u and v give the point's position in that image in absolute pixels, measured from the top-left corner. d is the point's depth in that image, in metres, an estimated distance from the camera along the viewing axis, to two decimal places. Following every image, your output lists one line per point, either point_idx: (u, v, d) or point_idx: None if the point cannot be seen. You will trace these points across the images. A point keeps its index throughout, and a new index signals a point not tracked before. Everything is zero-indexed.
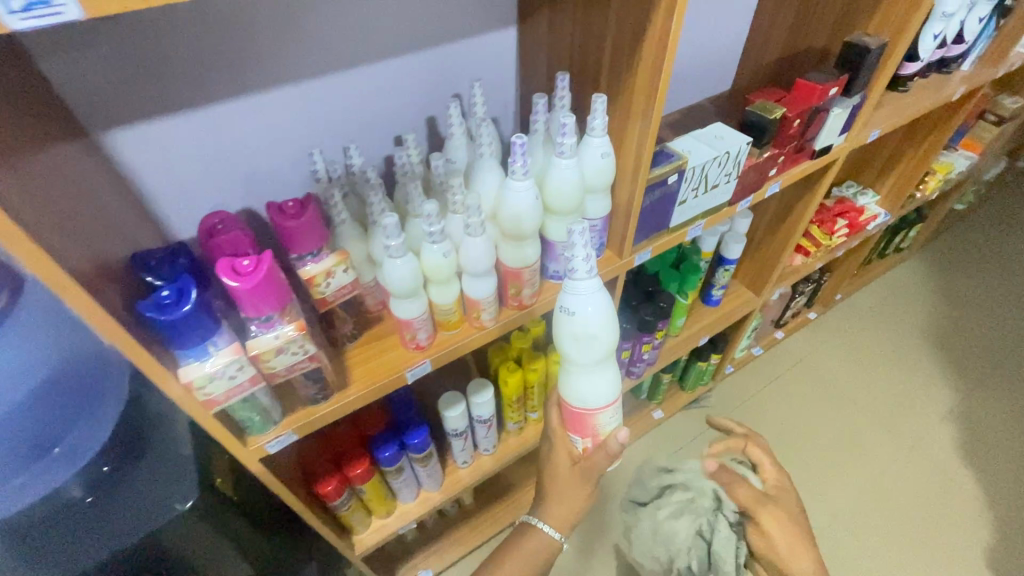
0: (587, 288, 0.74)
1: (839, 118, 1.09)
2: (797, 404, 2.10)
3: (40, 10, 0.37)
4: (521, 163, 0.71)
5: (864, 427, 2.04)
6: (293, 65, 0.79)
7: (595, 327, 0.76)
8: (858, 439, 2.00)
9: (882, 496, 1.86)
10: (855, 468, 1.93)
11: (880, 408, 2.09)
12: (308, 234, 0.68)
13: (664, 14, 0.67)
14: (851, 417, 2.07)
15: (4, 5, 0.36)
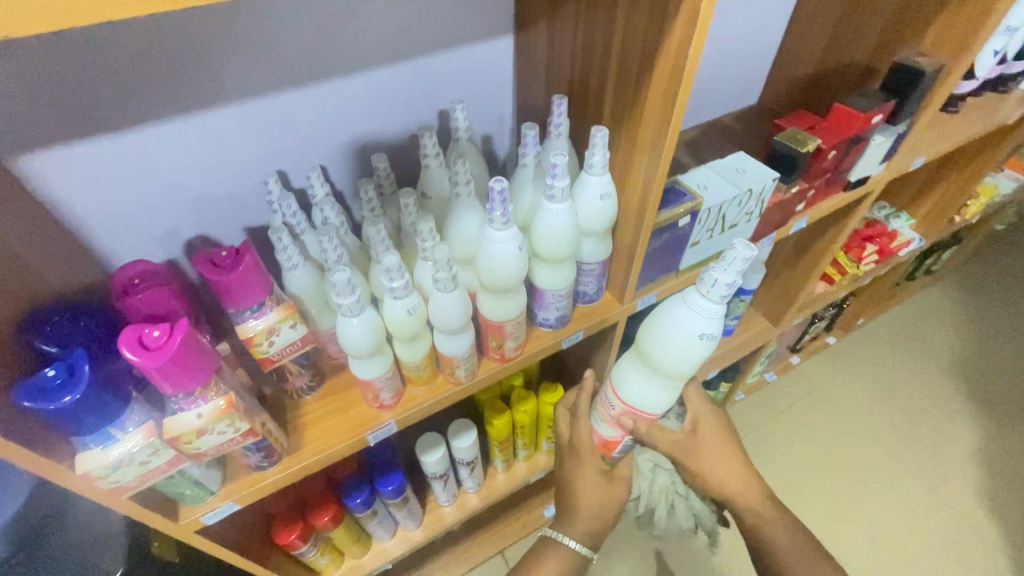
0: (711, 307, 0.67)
1: (880, 148, 0.96)
2: (812, 435, 1.96)
3: None
4: (501, 211, 0.59)
5: (884, 464, 1.90)
6: (246, 81, 0.68)
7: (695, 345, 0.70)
8: (878, 477, 1.87)
9: (900, 541, 1.73)
10: (872, 508, 1.80)
11: (903, 444, 1.95)
12: (244, 289, 0.58)
13: (678, 40, 0.55)
14: (872, 454, 1.92)
15: None
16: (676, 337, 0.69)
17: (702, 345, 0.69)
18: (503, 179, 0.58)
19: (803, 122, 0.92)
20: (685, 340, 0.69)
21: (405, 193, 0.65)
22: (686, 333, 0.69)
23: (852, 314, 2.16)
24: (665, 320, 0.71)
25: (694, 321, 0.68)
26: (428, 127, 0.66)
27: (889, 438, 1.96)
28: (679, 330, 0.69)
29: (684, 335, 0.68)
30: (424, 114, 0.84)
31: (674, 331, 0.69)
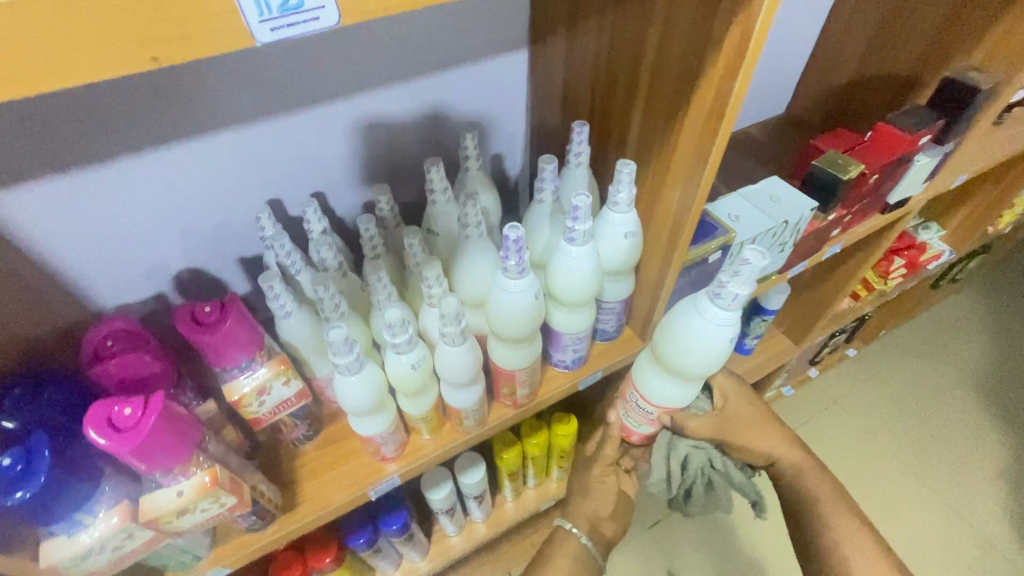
0: (719, 319, 0.60)
1: (925, 169, 0.87)
2: (838, 450, 1.77)
3: (295, 16, 0.27)
4: (516, 260, 0.53)
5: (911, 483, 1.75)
6: (238, 109, 0.62)
7: (698, 359, 0.63)
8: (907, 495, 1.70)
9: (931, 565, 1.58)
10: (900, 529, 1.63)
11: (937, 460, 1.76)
12: (231, 348, 0.52)
13: (723, 72, 0.48)
14: (901, 470, 1.74)
15: (257, 10, 0.26)
16: (692, 352, 0.63)
17: (706, 358, 0.62)
18: (520, 226, 0.51)
19: (842, 143, 0.85)
20: (704, 353, 0.62)
21: (410, 234, 0.59)
22: (704, 345, 0.62)
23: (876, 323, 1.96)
24: (676, 331, 0.63)
25: (708, 333, 0.61)
26: (436, 161, 0.60)
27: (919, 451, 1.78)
28: (696, 344, 0.62)
29: (703, 348, 0.62)
30: (431, 137, 0.77)
31: (687, 343, 0.62)
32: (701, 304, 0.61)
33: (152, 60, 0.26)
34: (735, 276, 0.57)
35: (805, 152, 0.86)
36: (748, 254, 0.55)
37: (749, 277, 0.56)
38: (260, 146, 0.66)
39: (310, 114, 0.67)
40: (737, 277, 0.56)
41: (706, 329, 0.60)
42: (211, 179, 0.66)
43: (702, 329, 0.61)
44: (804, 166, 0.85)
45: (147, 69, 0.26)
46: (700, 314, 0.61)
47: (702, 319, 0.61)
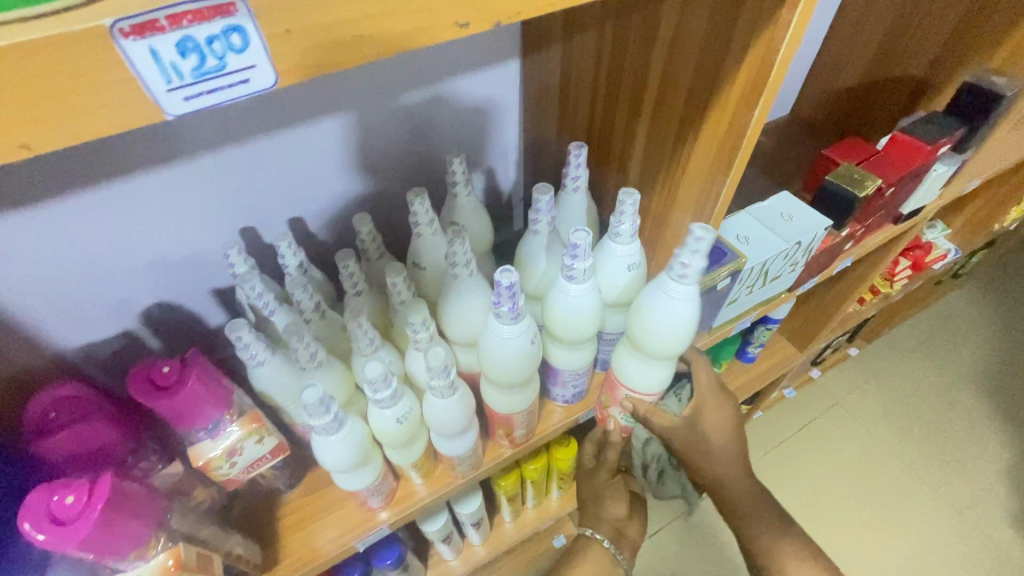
0: (677, 294, 0.53)
1: (940, 179, 0.82)
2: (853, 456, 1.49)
3: (215, 78, 0.21)
4: (510, 305, 0.48)
5: (954, 522, 1.38)
6: (207, 136, 0.56)
7: (654, 338, 0.56)
8: (929, 518, 1.38)
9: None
10: (917, 558, 1.33)
11: (973, 480, 1.44)
12: (196, 410, 0.47)
13: (740, 97, 0.43)
14: (920, 487, 1.43)
15: (163, 77, 0.20)
16: (666, 338, 0.55)
17: (660, 335, 0.55)
18: (513, 269, 0.47)
19: (854, 155, 0.80)
20: (677, 335, 0.55)
21: (394, 272, 0.54)
22: (668, 328, 0.55)
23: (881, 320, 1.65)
24: (636, 308, 0.57)
25: (665, 313, 0.54)
26: (420, 192, 0.54)
27: (939, 461, 1.48)
28: (663, 329, 0.55)
29: (675, 330, 0.54)
30: (421, 159, 0.71)
31: (655, 330, 0.55)
32: (658, 289, 0.54)
33: (21, 148, 0.19)
34: (691, 252, 0.50)
35: (816, 165, 0.81)
36: (694, 231, 0.49)
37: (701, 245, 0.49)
38: (235, 174, 0.60)
39: (287, 136, 0.60)
40: (689, 251, 0.50)
41: (673, 311, 0.53)
42: (180, 210, 0.60)
43: (659, 306, 0.54)
44: (816, 181, 0.80)
45: (13, 160, 0.19)
46: (660, 299, 0.54)
47: (664, 303, 0.54)
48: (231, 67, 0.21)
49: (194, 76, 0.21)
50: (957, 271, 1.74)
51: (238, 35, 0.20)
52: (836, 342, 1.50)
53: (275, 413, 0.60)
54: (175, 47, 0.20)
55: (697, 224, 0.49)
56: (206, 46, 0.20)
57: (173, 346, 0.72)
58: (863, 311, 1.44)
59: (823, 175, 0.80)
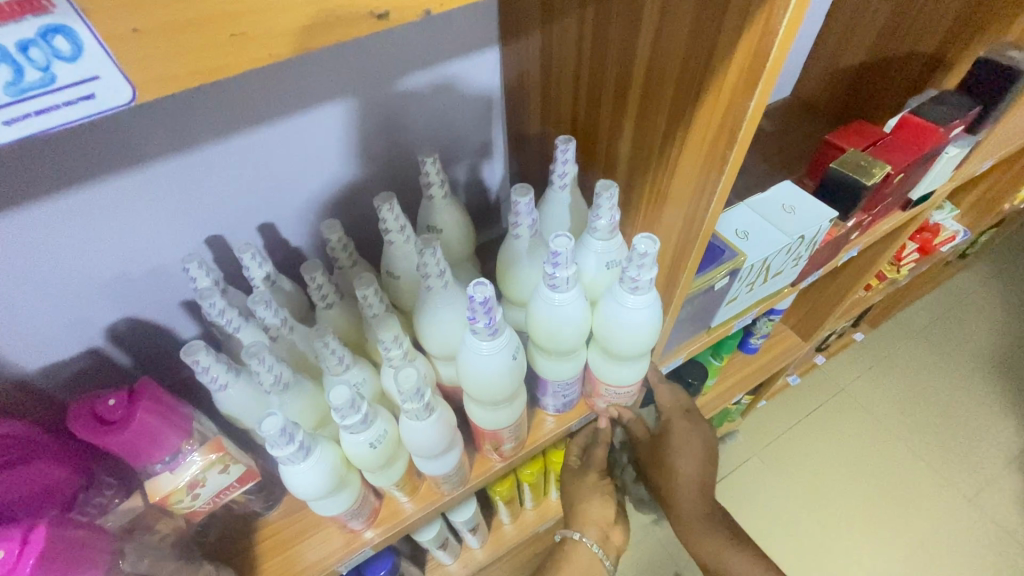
0: (633, 302, 0.50)
1: (952, 162, 0.77)
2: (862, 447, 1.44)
3: (39, 95, 0.19)
4: (485, 322, 0.44)
5: (962, 512, 1.34)
6: (166, 140, 0.49)
7: (618, 345, 0.53)
8: (935, 509, 1.34)
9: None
10: (923, 551, 1.28)
11: (980, 468, 1.40)
12: (152, 442, 0.44)
13: (733, 88, 0.38)
14: (925, 476, 1.39)
15: None
16: (627, 342, 0.52)
17: (620, 340, 0.52)
18: (487, 282, 0.43)
19: (861, 139, 0.74)
20: (638, 337, 0.52)
21: (365, 285, 0.50)
22: (628, 334, 0.52)
23: (887, 304, 1.59)
24: (596, 316, 0.54)
25: (621, 322, 0.51)
26: (389, 198, 0.50)
27: (945, 450, 1.43)
28: (621, 336, 0.52)
29: (635, 335, 0.52)
30: (395, 161, 0.66)
31: (613, 335, 0.53)
32: (611, 296, 0.52)
33: None
34: (638, 266, 0.47)
35: (820, 150, 0.76)
36: (637, 244, 0.46)
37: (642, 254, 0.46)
38: (200, 180, 0.54)
39: (257, 138, 0.54)
40: (635, 264, 0.47)
41: (626, 317, 0.51)
42: (141, 221, 0.53)
43: (615, 314, 0.51)
44: (822, 168, 0.75)
45: None
46: (613, 308, 0.51)
47: (618, 311, 0.51)
48: (63, 80, 0.19)
49: (11, 94, 0.18)
50: (967, 252, 1.68)
51: (63, 37, 0.18)
52: (841, 329, 1.46)
53: (247, 435, 0.57)
54: None
55: (641, 236, 0.47)
56: (20, 54, 0.17)
57: (143, 365, 0.63)
58: (871, 296, 1.38)
59: (828, 162, 0.75)
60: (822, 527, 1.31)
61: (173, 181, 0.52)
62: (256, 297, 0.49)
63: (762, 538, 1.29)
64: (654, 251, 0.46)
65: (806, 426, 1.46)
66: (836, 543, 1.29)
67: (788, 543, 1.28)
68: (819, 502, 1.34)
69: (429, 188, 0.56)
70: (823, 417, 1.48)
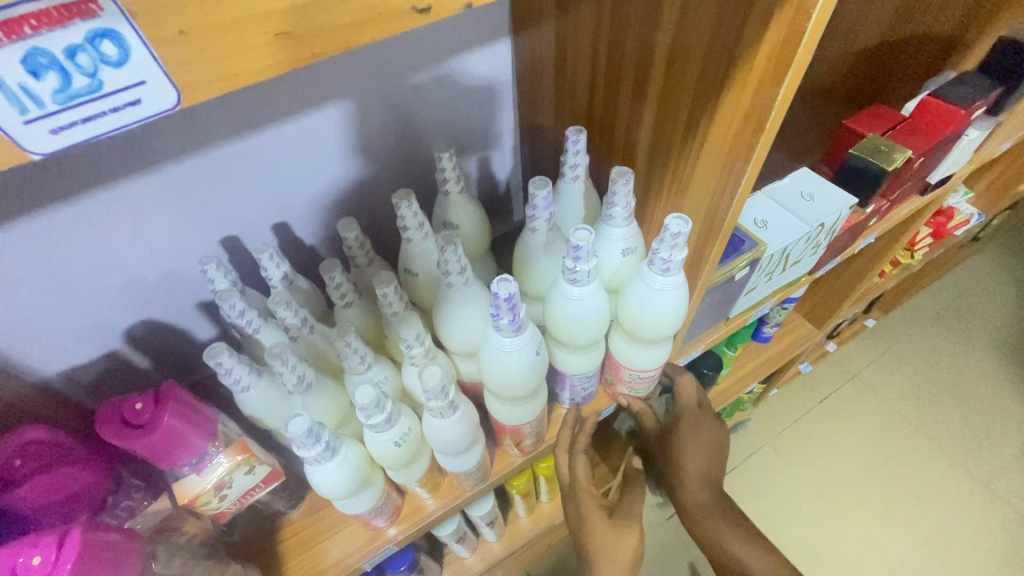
0: (660, 284, 0.50)
1: (972, 145, 0.76)
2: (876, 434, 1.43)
3: (83, 101, 0.18)
4: (509, 319, 0.44)
5: (979, 498, 1.33)
6: (184, 142, 0.49)
7: (645, 329, 0.53)
8: (949, 495, 1.33)
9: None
10: (937, 536, 1.28)
11: (997, 453, 1.39)
12: (178, 446, 0.44)
13: (761, 76, 0.38)
14: (940, 462, 1.38)
15: (18, 107, 0.17)
16: (653, 325, 0.52)
17: (647, 324, 0.52)
18: (511, 278, 0.42)
19: (880, 123, 0.73)
20: (663, 321, 0.52)
21: (385, 282, 0.49)
22: (655, 317, 0.51)
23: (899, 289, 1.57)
24: (622, 300, 0.54)
25: (648, 306, 0.51)
26: (407, 195, 0.49)
27: (961, 436, 1.42)
28: (648, 319, 0.52)
29: (661, 318, 0.51)
30: (408, 157, 0.65)
31: (639, 317, 0.52)
32: (639, 279, 0.51)
33: None
34: (670, 247, 0.47)
35: (837, 135, 0.74)
36: (668, 225, 0.45)
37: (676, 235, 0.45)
38: (216, 180, 0.53)
39: (272, 138, 0.54)
40: (667, 245, 0.46)
41: (653, 300, 0.50)
42: (158, 223, 0.53)
43: (642, 297, 0.51)
44: (839, 154, 0.74)
45: None
46: (640, 291, 0.51)
47: (646, 293, 0.51)
48: (108, 85, 0.18)
49: (58, 102, 0.18)
50: (979, 235, 1.65)
51: (109, 42, 0.17)
52: (854, 315, 1.44)
53: (270, 434, 0.57)
54: (24, 67, 0.17)
55: (672, 217, 0.46)
56: (67, 60, 0.17)
57: (162, 366, 0.63)
58: (886, 283, 1.36)
59: (846, 147, 0.73)
60: (838, 516, 1.30)
61: (191, 181, 0.52)
62: (275, 296, 0.49)
63: (776, 535, 1.27)
64: (686, 232, 0.45)
65: (819, 413, 1.46)
66: (851, 530, 1.28)
67: (802, 536, 1.28)
68: (832, 488, 1.34)
69: (445, 182, 0.56)
70: (836, 405, 1.47)
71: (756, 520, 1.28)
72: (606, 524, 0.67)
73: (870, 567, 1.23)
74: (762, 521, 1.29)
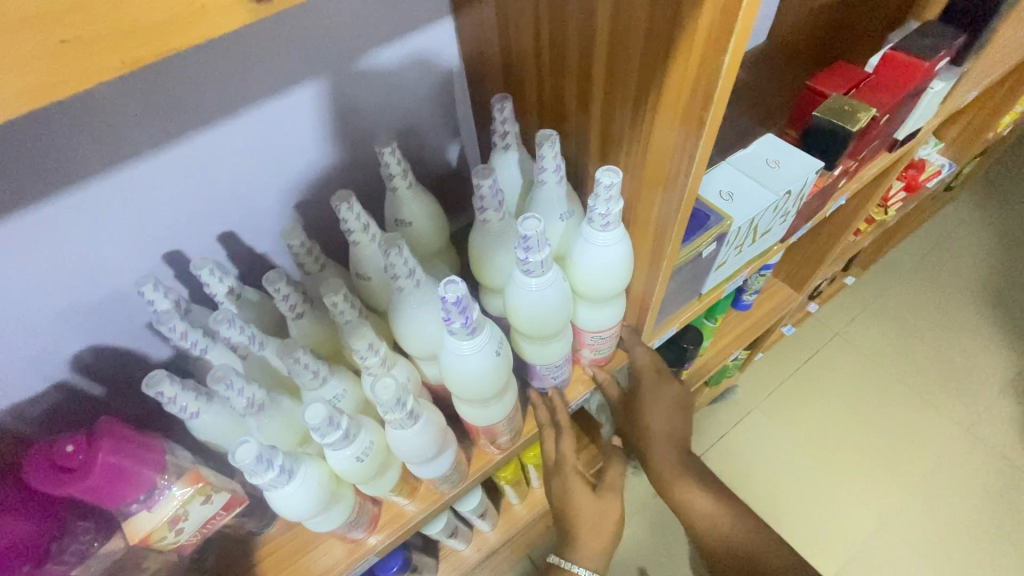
0: (602, 239, 0.48)
1: (937, 98, 0.74)
2: (862, 390, 1.44)
3: None
4: (460, 319, 0.41)
5: (961, 442, 1.35)
6: (109, 156, 0.46)
7: (598, 289, 0.51)
8: (934, 444, 1.35)
9: (988, 536, 1.23)
10: (924, 485, 1.30)
11: (976, 398, 1.42)
12: (125, 482, 0.42)
13: (705, 43, 0.35)
14: (924, 413, 1.40)
15: None
16: (607, 284, 0.50)
17: (599, 281, 0.50)
18: (459, 279, 0.40)
19: (843, 82, 0.71)
20: (615, 277, 0.50)
21: (330, 290, 0.46)
22: (605, 276, 0.50)
23: (877, 243, 1.56)
24: (571, 266, 0.52)
25: (595, 265, 0.49)
26: (346, 195, 0.46)
27: (943, 386, 1.44)
28: (600, 279, 0.50)
29: (612, 276, 0.50)
30: (353, 154, 0.62)
31: (591, 281, 0.50)
32: (581, 240, 0.50)
33: None
34: (606, 201, 0.45)
35: (801, 97, 0.72)
36: (600, 178, 0.43)
37: (608, 186, 0.43)
38: (147, 192, 0.49)
39: (202, 143, 0.50)
40: (603, 198, 0.45)
41: (599, 259, 0.49)
42: (89, 244, 0.49)
43: (586, 254, 0.49)
44: (804, 116, 0.72)
45: None
46: (585, 251, 0.49)
47: (591, 252, 0.49)
48: None
49: None
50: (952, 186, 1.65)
51: None
52: (833, 275, 1.44)
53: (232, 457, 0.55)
54: None
55: (603, 169, 0.44)
56: None
57: (119, 392, 0.58)
58: (862, 241, 1.36)
59: (810, 110, 0.71)
60: (825, 473, 1.32)
61: (119, 197, 0.48)
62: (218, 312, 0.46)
63: (760, 501, 1.28)
64: (619, 182, 0.44)
65: (803, 374, 1.47)
66: (840, 484, 1.30)
67: (792, 497, 1.29)
68: (820, 448, 1.35)
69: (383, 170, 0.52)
70: (819, 365, 1.48)
71: (747, 483, 1.30)
72: (592, 512, 0.66)
73: (859, 518, 1.26)
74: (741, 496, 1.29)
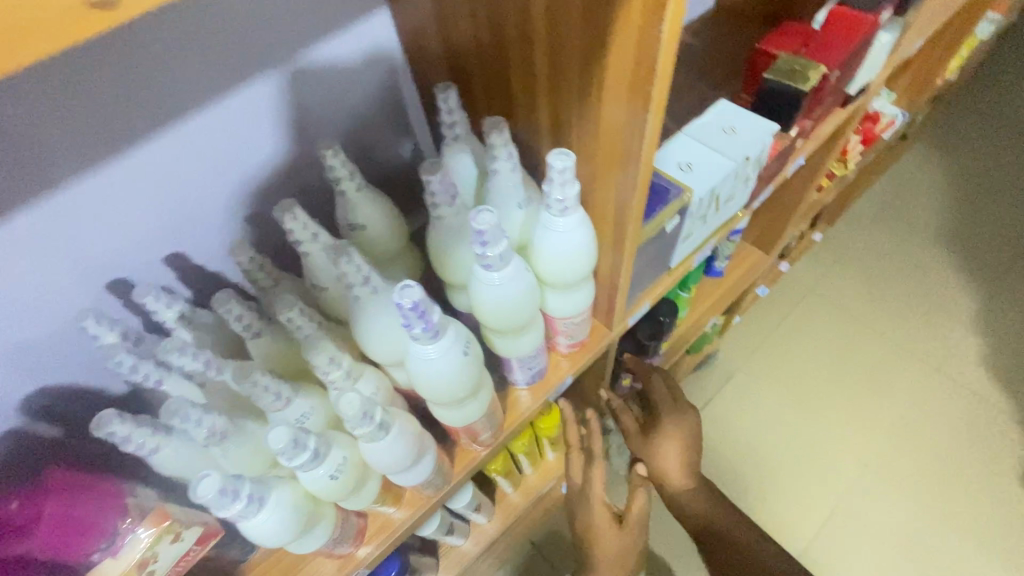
0: (562, 225, 0.47)
1: (884, 50, 0.74)
2: (837, 343, 1.48)
3: None
4: (420, 324, 0.40)
5: (933, 383, 1.40)
6: (25, 185, 0.42)
7: (564, 276, 0.50)
8: (908, 387, 1.40)
9: (964, 469, 1.29)
10: (902, 428, 1.34)
11: (944, 338, 1.46)
12: (82, 529, 0.42)
13: (641, 13, 0.34)
14: (897, 359, 1.44)
15: None
16: (572, 269, 0.49)
17: (564, 268, 0.49)
18: (414, 282, 0.38)
19: (791, 41, 0.70)
20: (579, 262, 0.49)
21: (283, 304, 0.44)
22: (569, 262, 0.49)
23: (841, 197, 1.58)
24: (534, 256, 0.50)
25: (558, 251, 0.48)
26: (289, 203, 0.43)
27: (913, 330, 1.48)
28: (564, 265, 0.49)
29: (575, 261, 0.49)
30: (297, 157, 0.58)
31: (555, 268, 0.49)
32: (541, 227, 0.48)
33: None
34: (561, 185, 0.44)
35: (751, 60, 0.71)
36: (552, 162, 0.42)
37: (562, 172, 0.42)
38: (75, 221, 0.46)
39: (129, 162, 0.46)
40: (558, 183, 0.43)
41: (561, 245, 0.48)
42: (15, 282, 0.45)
43: (547, 241, 0.48)
44: (756, 78, 0.71)
45: None
46: (545, 238, 0.48)
47: (552, 239, 0.48)
48: None
49: None
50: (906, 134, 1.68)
51: None
52: (800, 233, 1.45)
53: None
54: None
55: (555, 153, 0.42)
56: None
57: (78, 432, 0.55)
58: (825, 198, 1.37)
59: (761, 72, 0.71)
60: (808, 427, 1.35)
61: (43, 229, 0.44)
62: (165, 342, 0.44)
63: (749, 461, 1.31)
64: (572, 165, 0.42)
65: (780, 333, 1.49)
66: (823, 438, 1.33)
67: (779, 455, 1.32)
68: (801, 403, 1.38)
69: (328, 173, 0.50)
70: (795, 323, 1.50)
71: (735, 446, 1.33)
72: None
73: (843, 467, 1.30)
74: (723, 483, 1.29)
